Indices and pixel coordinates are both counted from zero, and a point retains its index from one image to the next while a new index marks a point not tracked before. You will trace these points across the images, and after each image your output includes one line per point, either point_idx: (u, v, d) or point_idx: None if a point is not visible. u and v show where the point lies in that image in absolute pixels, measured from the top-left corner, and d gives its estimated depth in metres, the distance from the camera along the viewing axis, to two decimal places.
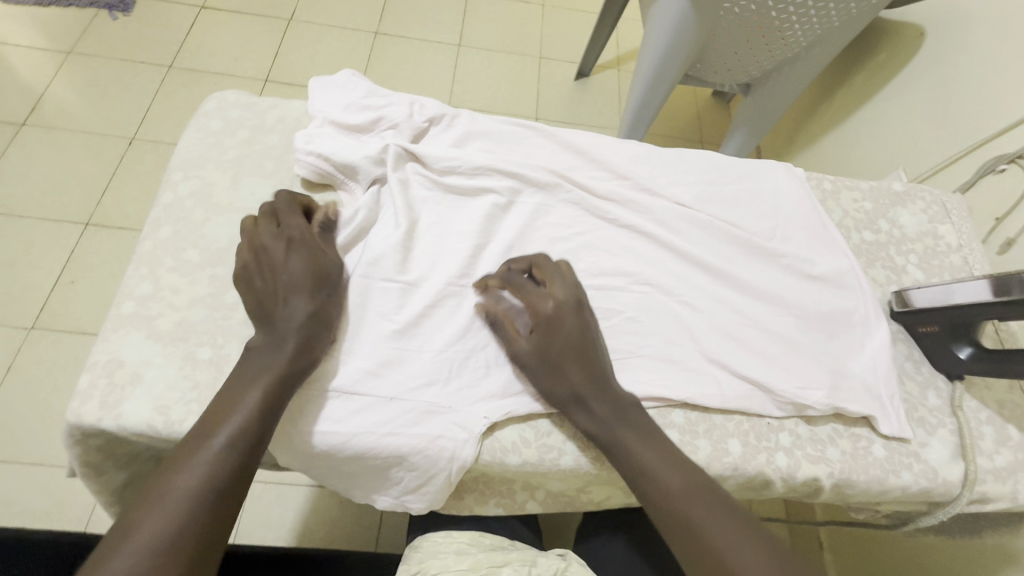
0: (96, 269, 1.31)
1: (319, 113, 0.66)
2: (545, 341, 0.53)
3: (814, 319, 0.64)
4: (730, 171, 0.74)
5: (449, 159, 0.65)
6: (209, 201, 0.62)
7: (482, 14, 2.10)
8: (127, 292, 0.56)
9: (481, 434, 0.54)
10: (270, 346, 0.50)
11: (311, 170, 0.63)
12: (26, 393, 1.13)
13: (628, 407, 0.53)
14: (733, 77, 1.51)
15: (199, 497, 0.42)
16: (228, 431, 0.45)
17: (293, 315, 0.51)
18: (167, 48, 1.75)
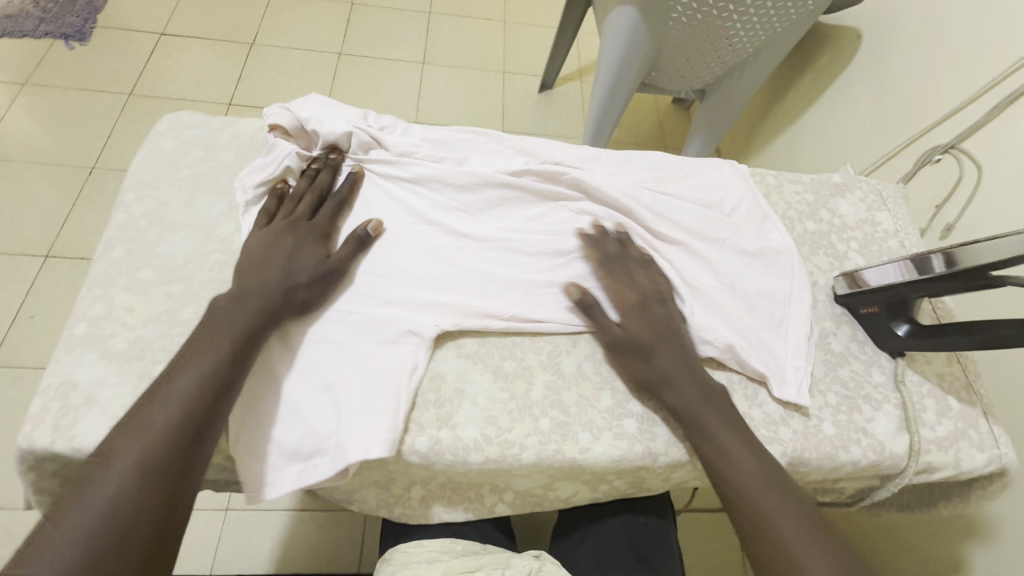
0: (57, 301, 1.27)
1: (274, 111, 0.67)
2: (637, 328, 0.59)
3: (768, 324, 0.65)
4: (677, 168, 0.77)
5: (407, 146, 0.70)
6: (164, 220, 0.62)
7: (445, 32, 2.15)
8: (81, 313, 0.55)
9: (433, 342, 0.59)
10: (273, 263, 0.56)
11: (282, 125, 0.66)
12: None
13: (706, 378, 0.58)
14: (688, 83, 1.56)
15: (198, 397, 0.47)
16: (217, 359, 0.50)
17: (307, 253, 0.58)
18: (127, 75, 1.75)
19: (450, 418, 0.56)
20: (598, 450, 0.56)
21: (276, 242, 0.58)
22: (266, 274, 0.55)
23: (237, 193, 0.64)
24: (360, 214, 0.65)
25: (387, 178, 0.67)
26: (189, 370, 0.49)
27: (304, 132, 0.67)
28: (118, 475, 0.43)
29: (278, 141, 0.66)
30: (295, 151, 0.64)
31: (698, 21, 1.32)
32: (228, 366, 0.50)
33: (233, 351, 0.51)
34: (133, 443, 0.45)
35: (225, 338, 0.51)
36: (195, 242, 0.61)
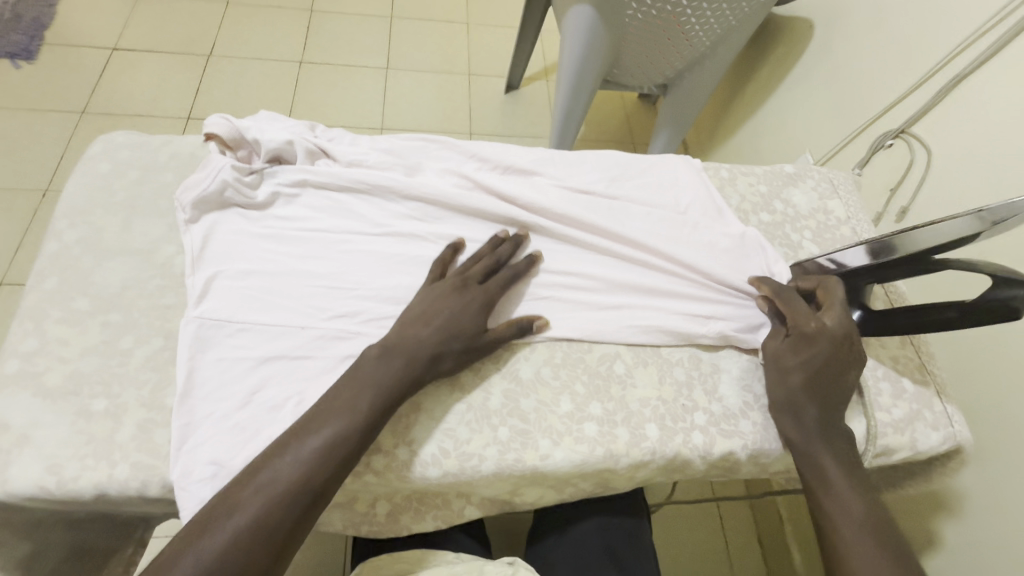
0: None
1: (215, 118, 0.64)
2: (783, 350, 0.59)
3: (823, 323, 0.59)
4: (631, 167, 0.77)
5: (355, 155, 0.68)
6: (100, 246, 0.59)
7: (408, 36, 2.13)
8: (12, 349, 0.53)
9: None
10: (429, 326, 0.56)
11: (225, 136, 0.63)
12: None
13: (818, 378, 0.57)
14: (648, 79, 1.57)
15: (328, 459, 0.47)
16: (354, 421, 0.49)
17: (470, 323, 0.57)
18: (78, 93, 1.71)
19: (406, 433, 0.55)
20: (558, 455, 0.56)
21: (430, 297, 0.58)
22: (418, 333, 0.55)
23: (178, 213, 0.62)
24: (307, 226, 0.64)
25: (335, 189, 0.66)
26: (329, 420, 0.49)
27: (242, 142, 0.65)
28: (238, 527, 0.43)
29: (215, 155, 0.64)
30: (230, 164, 0.62)
31: (654, 17, 1.33)
32: (367, 424, 0.50)
33: (368, 420, 0.50)
34: (260, 494, 0.45)
35: (363, 406, 0.50)
36: (135, 268, 0.59)
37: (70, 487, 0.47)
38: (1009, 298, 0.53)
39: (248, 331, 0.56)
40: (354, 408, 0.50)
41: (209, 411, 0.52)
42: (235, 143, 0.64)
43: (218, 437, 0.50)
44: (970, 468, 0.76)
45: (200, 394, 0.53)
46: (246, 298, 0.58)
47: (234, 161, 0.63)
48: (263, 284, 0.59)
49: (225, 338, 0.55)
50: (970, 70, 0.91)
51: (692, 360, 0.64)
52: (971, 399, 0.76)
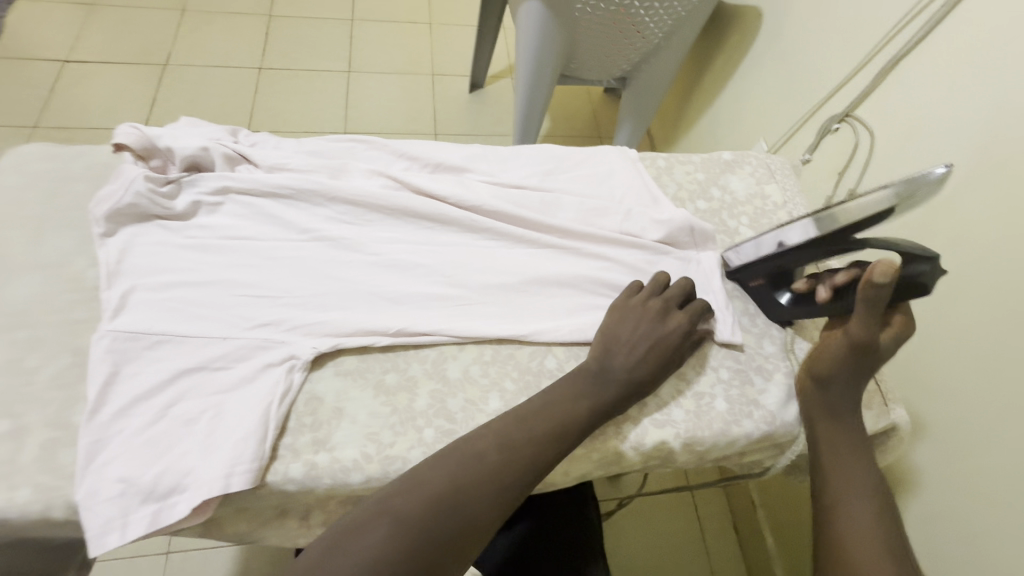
0: None
1: (127, 128, 0.62)
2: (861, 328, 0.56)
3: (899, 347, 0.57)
4: (566, 159, 0.77)
5: (278, 158, 0.66)
6: (6, 262, 0.57)
7: (370, 38, 2.11)
8: None
9: (310, 362, 0.56)
10: (632, 353, 0.58)
11: (137, 146, 0.61)
12: None
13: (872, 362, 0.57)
14: (606, 72, 1.57)
15: (533, 459, 0.51)
16: (566, 430, 0.53)
17: (659, 358, 0.58)
18: (30, 107, 1.70)
19: (327, 440, 0.53)
20: None
21: (628, 322, 0.60)
22: (624, 359, 0.57)
23: (92, 227, 0.60)
24: (229, 233, 0.62)
25: (257, 194, 0.64)
26: (540, 423, 0.52)
27: (155, 151, 0.63)
28: (443, 493, 0.47)
29: (127, 165, 0.61)
30: (143, 174, 0.60)
31: (603, 9, 1.32)
32: (574, 434, 0.53)
33: (569, 438, 0.53)
34: (468, 466, 0.49)
35: (572, 424, 0.53)
36: (43, 283, 0.57)
37: None
38: (918, 274, 0.54)
39: (166, 344, 0.54)
40: (568, 418, 0.53)
41: (120, 427, 0.50)
42: (148, 153, 0.62)
43: (131, 454, 0.49)
44: (920, 445, 0.77)
45: (113, 412, 0.51)
46: (165, 309, 0.56)
47: (147, 171, 0.61)
48: (184, 296, 0.57)
49: (142, 351, 0.54)
50: (907, 50, 0.91)
51: None
52: (920, 377, 0.78)
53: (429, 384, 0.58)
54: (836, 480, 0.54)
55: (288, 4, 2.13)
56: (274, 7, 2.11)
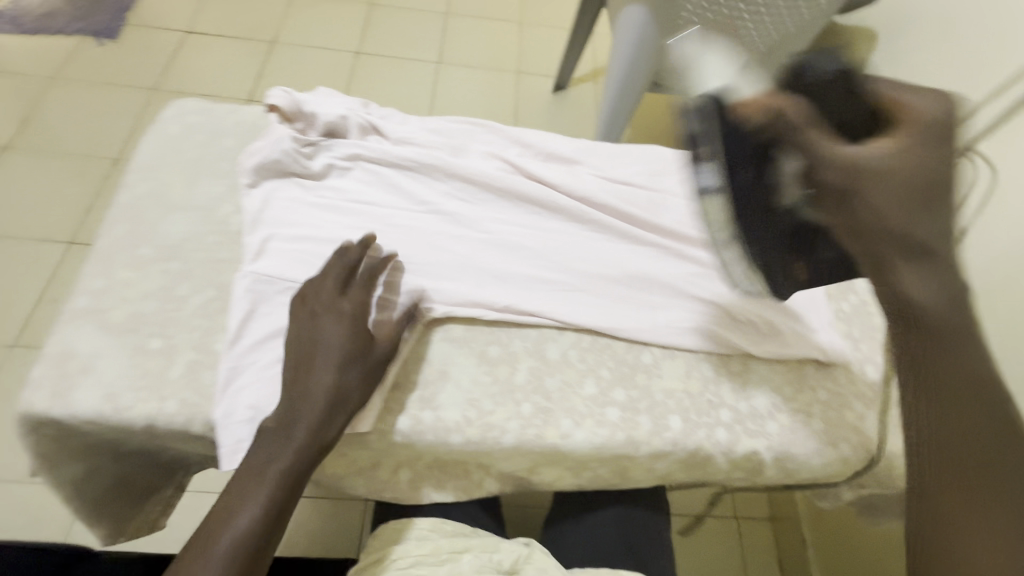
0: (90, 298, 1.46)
1: (280, 91, 0.67)
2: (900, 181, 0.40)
3: (951, 177, 0.40)
4: (674, 162, 0.77)
5: (405, 133, 0.71)
6: (166, 200, 0.64)
7: (461, 32, 2.18)
8: (83, 286, 0.58)
9: (421, 326, 0.60)
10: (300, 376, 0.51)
11: (287, 108, 0.67)
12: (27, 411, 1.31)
13: (958, 238, 0.40)
14: None
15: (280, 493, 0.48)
16: (272, 468, 0.48)
17: (327, 374, 0.51)
18: (152, 71, 1.87)
19: (433, 399, 0.56)
20: (579, 436, 0.56)
21: (309, 334, 0.53)
22: (310, 380, 0.51)
23: (240, 177, 0.65)
24: (355, 196, 0.66)
25: (383, 164, 0.68)
26: (264, 457, 0.48)
27: (300, 115, 0.68)
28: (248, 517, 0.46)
29: (277, 124, 0.67)
30: (290, 135, 0.66)
31: None
32: (292, 475, 0.48)
33: (284, 479, 0.48)
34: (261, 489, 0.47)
35: (270, 466, 0.48)
36: (195, 223, 0.63)
37: (124, 414, 0.51)
38: None
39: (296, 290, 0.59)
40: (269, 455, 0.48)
41: (253, 360, 0.55)
42: (293, 116, 0.67)
43: (261, 385, 0.54)
44: None
45: (248, 345, 0.55)
46: (297, 259, 0.61)
47: (294, 132, 0.66)
48: (314, 249, 0.62)
49: (274, 294, 0.59)
50: None
51: (722, 359, 0.63)
52: None
53: (530, 362, 0.60)
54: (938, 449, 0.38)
55: None
56: None
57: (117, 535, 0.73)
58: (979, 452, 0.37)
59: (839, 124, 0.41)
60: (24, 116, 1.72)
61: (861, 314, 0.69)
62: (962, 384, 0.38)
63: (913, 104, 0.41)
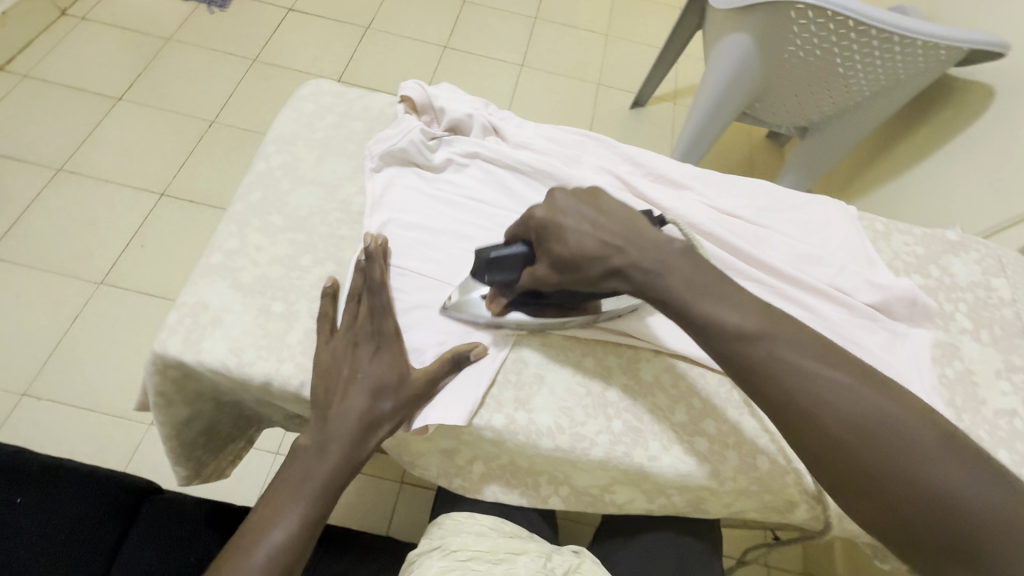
0: (174, 251, 1.56)
1: (414, 85, 0.71)
2: (588, 255, 0.52)
3: (586, 252, 0.52)
4: (783, 201, 0.76)
5: (523, 138, 0.72)
6: (297, 174, 0.68)
7: (548, 39, 2.20)
8: (218, 244, 0.62)
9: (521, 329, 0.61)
10: (333, 398, 0.53)
11: (418, 102, 0.70)
12: (106, 346, 1.41)
13: (657, 283, 0.51)
14: (790, 118, 1.50)
15: (320, 503, 0.51)
16: (313, 481, 0.51)
17: (357, 396, 0.53)
18: (255, 42, 1.97)
19: (527, 401, 0.58)
20: (665, 461, 0.57)
21: (340, 364, 0.54)
22: (345, 404, 0.52)
23: (366, 161, 0.69)
24: (468, 194, 0.68)
25: (499, 165, 0.70)
26: (305, 471, 0.52)
27: (429, 109, 0.71)
28: (291, 528, 0.49)
29: (406, 115, 0.70)
30: (419, 126, 0.68)
31: (815, 56, 1.26)
32: (330, 485, 0.52)
33: (321, 488, 0.51)
34: (299, 501, 0.51)
35: (312, 478, 0.51)
36: (321, 199, 0.66)
37: (246, 370, 0.55)
38: None
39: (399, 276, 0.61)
40: (308, 469, 0.51)
41: None
42: (423, 108, 0.71)
43: None
44: None
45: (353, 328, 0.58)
46: (411, 247, 0.63)
47: (422, 124, 0.69)
48: (427, 239, 0.64)
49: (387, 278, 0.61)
50: None
51: None
52: None
53: (622, 379, 0.60)
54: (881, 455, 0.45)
55: None
56: None
57: (193, 479, 0.77)
58: (910, 471, 0.44)
59: (555, 236, 0.53)
60: (136, 72, 1.84)
61: (965, 383, 0.66)
62: (873, 442, 0.45)
63: (547, 213, 0.54)
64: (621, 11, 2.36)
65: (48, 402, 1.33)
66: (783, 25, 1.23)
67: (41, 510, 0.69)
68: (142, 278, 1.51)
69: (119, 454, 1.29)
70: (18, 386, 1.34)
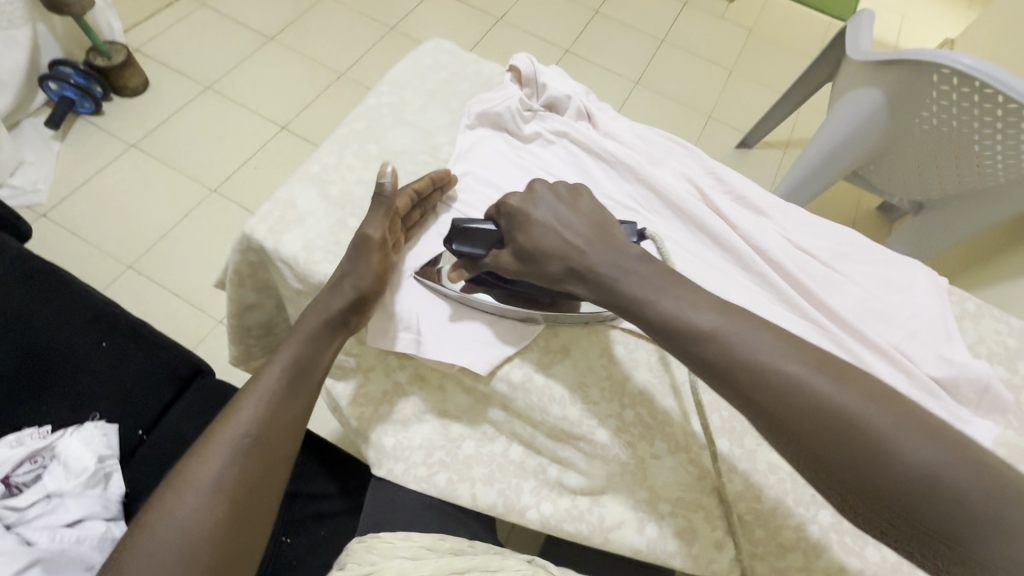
0: (277, 178, 1.72)
1: (524, 59, 0.75)
2: (558, 270, 0.53)
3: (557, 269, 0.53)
4: (867, 253, 0.72)
5: (614, 130, 0.75)
6: (400, 114, 0.74)
7: (669, 62, 2.20)
8: (318, 158, 0.69)
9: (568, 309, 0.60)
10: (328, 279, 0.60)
11: (524, 76, 0.74)
12: (203, 245, 1.59)
13: (646, 302, 0.49)
14: (906, 190, 1.39)
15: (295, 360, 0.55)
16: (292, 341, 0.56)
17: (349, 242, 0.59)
18: (397, 13, 2.14)
19: (548, 368, 0.60)
20: (666, 464, 0.57)
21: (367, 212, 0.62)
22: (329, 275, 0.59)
23: (464, 117, 0.73)
24: (547, 168, 0.71)
25: (583, 150, 0.73)
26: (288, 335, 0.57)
27: (531, 83, 0.75)
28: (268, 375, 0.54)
29: (510, 84, 0.74)
30: (519, 97, 0.72)
31: (950, 127, 1.16)
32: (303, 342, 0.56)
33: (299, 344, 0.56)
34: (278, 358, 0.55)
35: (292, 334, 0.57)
36: (415, 140, 0.72)
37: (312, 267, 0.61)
38: None
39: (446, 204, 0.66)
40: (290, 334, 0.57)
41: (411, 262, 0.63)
42: (527, 81, 0.75)
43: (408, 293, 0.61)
44: None
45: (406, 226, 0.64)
46: (482, 202, 0.67)
47: (522, 95, 0.73)
48: (497, 198, 0.67)
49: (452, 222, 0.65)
50: None
51: None
52: None
53: (647, 375, 0.61)
54: (844, 442, 0.39)
55: (615, 8, 2.32)
56: (602, 4, 2.32)
57: (239, 364, 0.85)
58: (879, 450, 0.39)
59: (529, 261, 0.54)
60: (291, 18, 2.06)
61: None
62: (854, 438, 0.39)
63: (520, 203, 0.56)
64: (752, 50, 2.31)
65: (145, 279, 1.52)
66: (922, 84, 1.16)
67: (115, 365, 0.81)
68: (246, 195, 1.69)
69: (188, 339, 1.45)
70: (126, 258, 1.54)
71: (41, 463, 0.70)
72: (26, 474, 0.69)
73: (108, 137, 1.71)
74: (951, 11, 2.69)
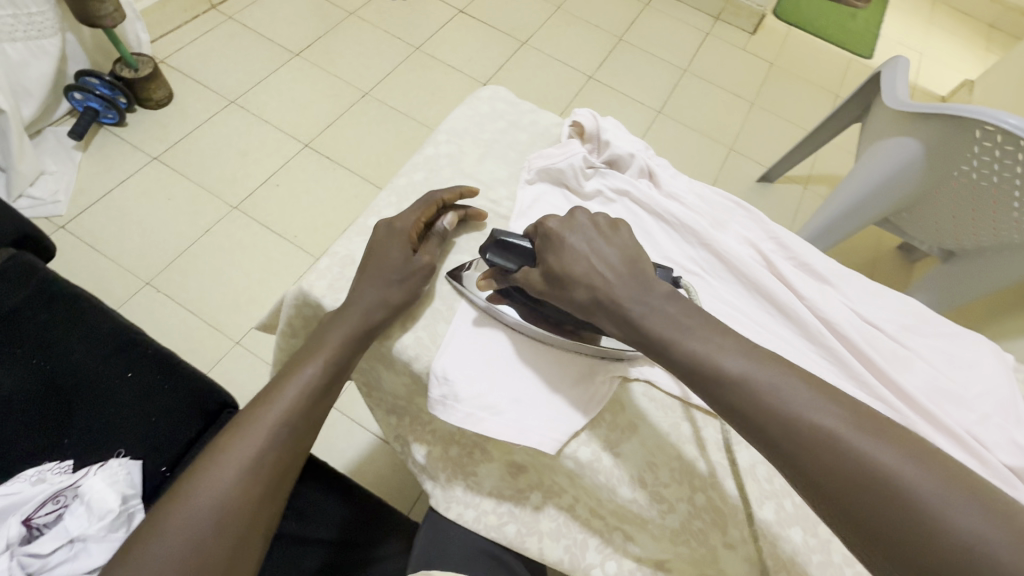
0: (298, 196, 1.71)
1: (588, 115, 0.74)
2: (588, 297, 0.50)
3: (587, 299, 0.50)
4: (930, 325, 0.71)
5: (676, 190, 0.74)
6: (459, 166, 0.72)
7: (692, 92, 2.20)
8: (377, 210, 0.67)
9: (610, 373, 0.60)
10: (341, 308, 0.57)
11: (587, 131, 0.74)
12: (222, 262, 1.56)
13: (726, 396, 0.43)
14: (937, 238, 1.37)
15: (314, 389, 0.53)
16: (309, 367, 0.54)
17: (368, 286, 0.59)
18: (422, 33, 2.14)
19: (615, 445, 0.58)
20: (739, 552, 0.55)
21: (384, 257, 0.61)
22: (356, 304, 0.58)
23: (523, 171, 0.72)
24: None
25: (645, 209, 0.71)
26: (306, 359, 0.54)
27: (594, 138, 0.74)
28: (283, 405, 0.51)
29: (572, 140, 0.73)
30: (582, 154, 0.71)
31: (990, 182, 1.13)
32: (326, 371, 0.54)
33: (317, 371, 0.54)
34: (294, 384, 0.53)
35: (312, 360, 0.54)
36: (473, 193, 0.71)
37: None
38: None
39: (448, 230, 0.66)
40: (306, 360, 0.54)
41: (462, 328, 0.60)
42: (589, 137, 0.74)
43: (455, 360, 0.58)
44: None
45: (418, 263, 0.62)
46: None
47: (585, 152, 0.72)
48: None
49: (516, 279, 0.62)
50: None
51: None
52: None
53: (716, 454, 0.58)
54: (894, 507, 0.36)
55: (638, 36, 2.33)
56: (626, 32, 2.33)
57: None
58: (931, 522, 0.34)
59: (561, 285, 0.52)
60: (316, 35, 2.05)
61: None
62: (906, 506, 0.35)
63: (556, 262, 0.53)
64: (773, 83, 2.31)
65: (163, 296, 1.49)
66: (961, 138, 1.15)
67: (140, 398, 0.72)
68: (267, 213, 1.66)
69: (204, 361, 1.41)
70: (145, 274, 1.51)
71: (64, 503, 0.59)
72: (47, 516, 0.57)
73: (131, 149, 1.69)
74: (968, 51, 2.71)
